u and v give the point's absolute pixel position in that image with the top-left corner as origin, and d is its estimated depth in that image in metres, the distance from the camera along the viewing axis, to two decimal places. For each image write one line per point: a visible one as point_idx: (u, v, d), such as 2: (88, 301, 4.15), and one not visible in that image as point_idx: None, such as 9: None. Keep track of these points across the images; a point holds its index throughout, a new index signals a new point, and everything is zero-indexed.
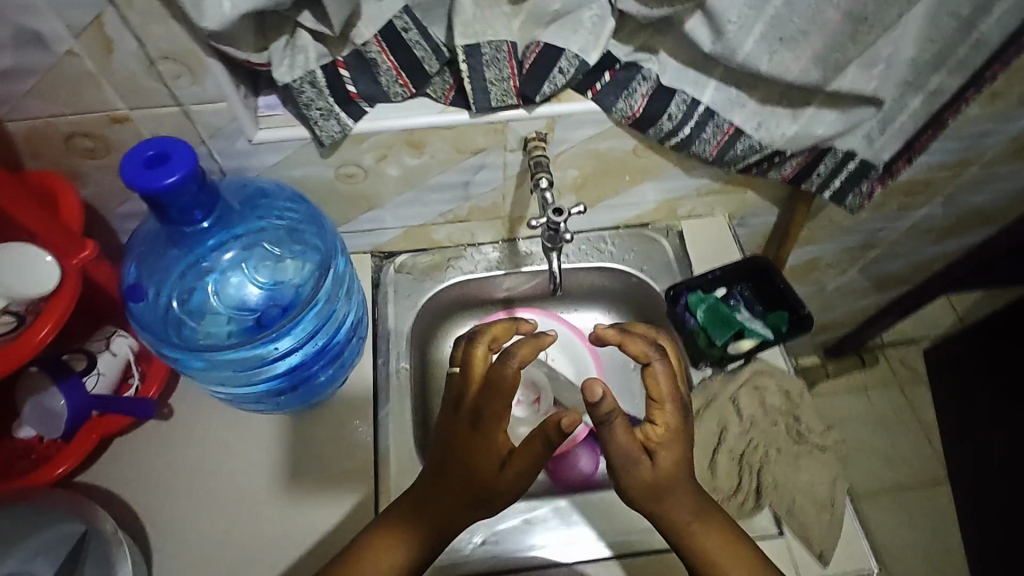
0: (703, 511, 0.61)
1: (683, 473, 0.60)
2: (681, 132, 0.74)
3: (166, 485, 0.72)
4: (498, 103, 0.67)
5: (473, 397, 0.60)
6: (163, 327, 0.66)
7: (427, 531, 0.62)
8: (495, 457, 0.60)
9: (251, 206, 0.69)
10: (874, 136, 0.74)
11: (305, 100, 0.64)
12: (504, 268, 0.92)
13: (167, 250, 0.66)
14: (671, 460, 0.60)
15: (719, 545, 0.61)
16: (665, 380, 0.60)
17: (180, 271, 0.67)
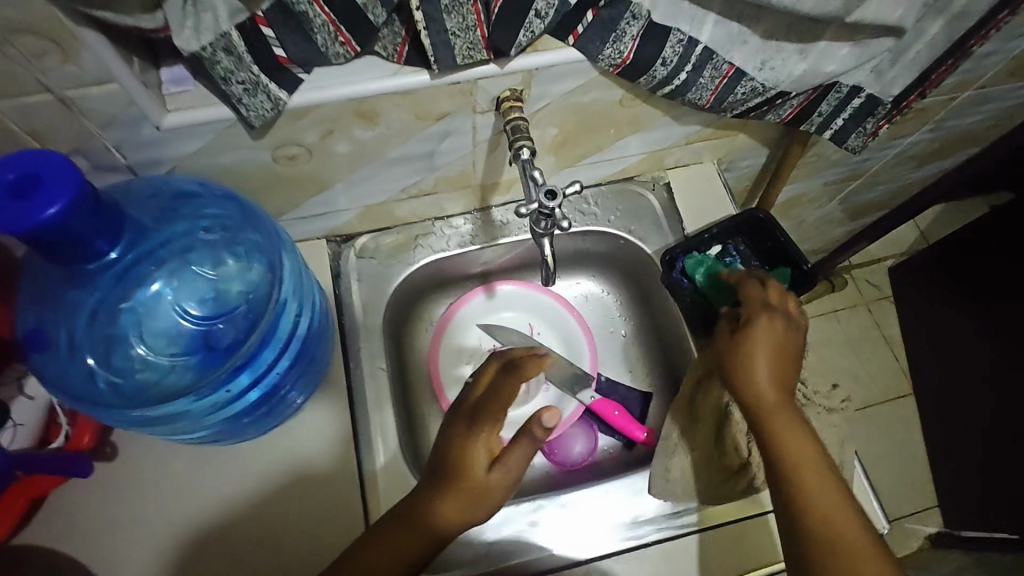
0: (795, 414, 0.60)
1: (781, 347, 0.63)
2: (676, 79, 0.64)
3: (125, 534, 0.64)
4: (465, 59, 0.55)
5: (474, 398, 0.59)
6: (87, 382, 0.53)
7: (410, 548, 0.56)
8: (482, 460, 0.56)
9: (167, 218, 0.56)
10: (884, 68, 0.66)
11: (222, 73, 0.51)
12: (479, 242, 0.82)
13: (68, 290, 0.53)
14: (767, 330, 0.64)
15: (814, 457, 0.57)
16: (759, 290, 0.70)
17: (90, 314, 0.54)
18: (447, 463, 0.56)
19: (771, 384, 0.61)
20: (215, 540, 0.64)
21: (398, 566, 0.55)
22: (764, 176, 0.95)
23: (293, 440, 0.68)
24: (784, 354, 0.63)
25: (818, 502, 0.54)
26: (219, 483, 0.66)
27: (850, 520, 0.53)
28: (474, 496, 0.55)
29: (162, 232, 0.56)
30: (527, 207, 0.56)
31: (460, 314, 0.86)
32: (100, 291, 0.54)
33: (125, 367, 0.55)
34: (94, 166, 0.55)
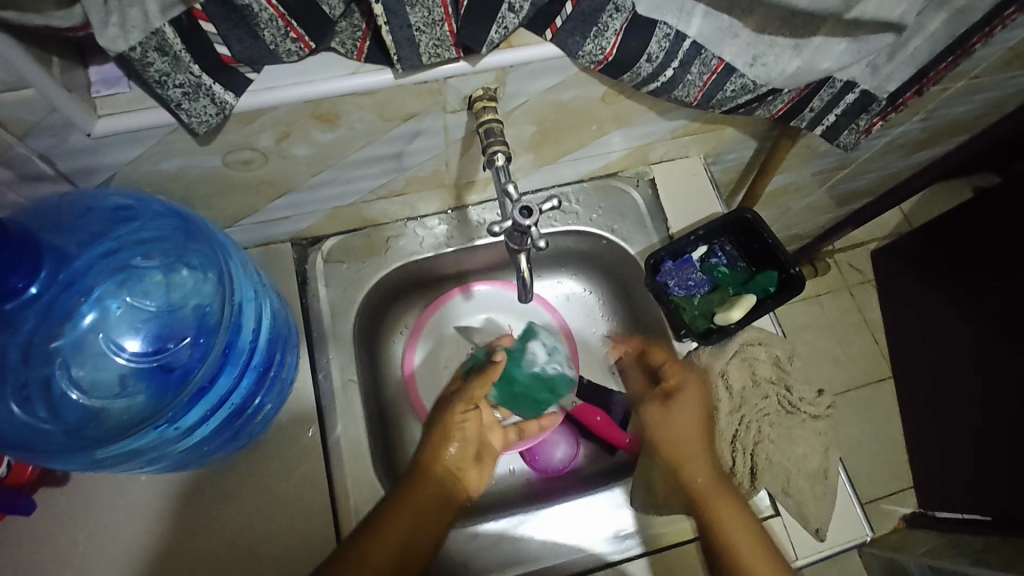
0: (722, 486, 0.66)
1: (695, 438, 0.69)
2: (661, 75, 0.59)
3: (80, 562, 0.60)
4: (431, 58, 0.50)
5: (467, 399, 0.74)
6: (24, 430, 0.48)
7: (399, 536, 0.61)
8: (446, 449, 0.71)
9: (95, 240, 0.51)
10: (881, 63, 0.63)
11: (157, 75, 0.45)
12: (455, 243, 0.78)
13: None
14: (688, 403, 0.71)
15: (736, 528, 0.63)
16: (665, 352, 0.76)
17: (19, 355, 0.49)
18: (430, 441, 0.71)
19: (698, 454, 0.68)
20: (179, 568, 0.61)
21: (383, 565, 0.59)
22: (751, 168, 0.92)
23: (259, 464, 0.65)
24: (709, 404, 0.71)
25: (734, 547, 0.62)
26: (181, 509, 0.63)
27: (759, 562, 0.61)
28: (433, 489, 0.67)
29: (86, 257, 0.52)
30: (504, 224, 0.53)
31: (435, 317, 0.82)
32: (29, 331, 0.49)
33: (67, 406, 0.50)
34: (19, 177, 0.49)
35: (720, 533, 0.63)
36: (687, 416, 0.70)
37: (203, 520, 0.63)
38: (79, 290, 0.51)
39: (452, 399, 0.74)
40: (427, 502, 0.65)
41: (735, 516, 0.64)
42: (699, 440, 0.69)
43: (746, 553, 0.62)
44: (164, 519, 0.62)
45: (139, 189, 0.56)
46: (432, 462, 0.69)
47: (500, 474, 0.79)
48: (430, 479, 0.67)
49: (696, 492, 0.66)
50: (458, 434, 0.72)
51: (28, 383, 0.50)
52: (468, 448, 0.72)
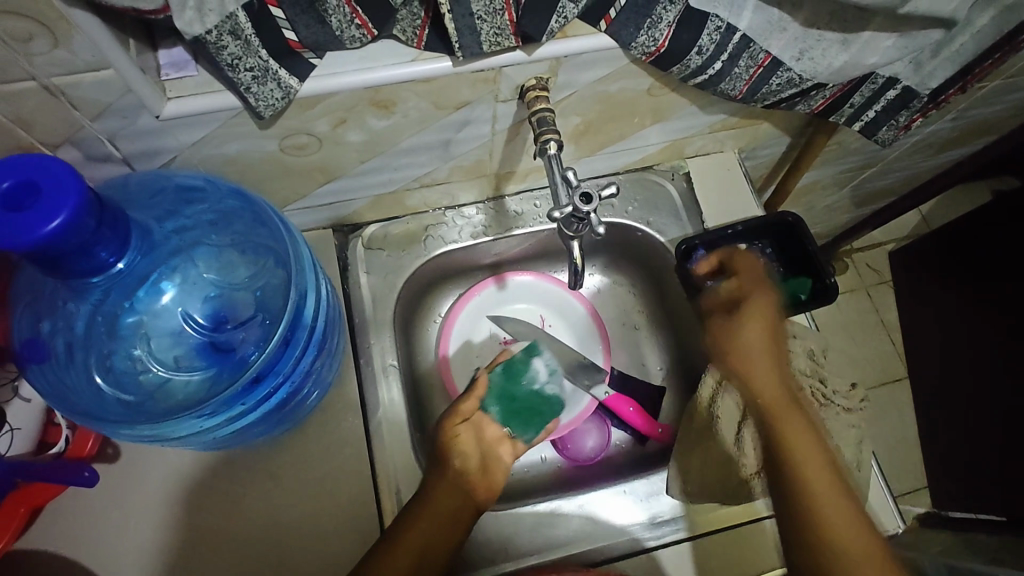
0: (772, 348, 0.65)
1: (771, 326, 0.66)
2: (711, 68, 0.60)
3: (127, 537, 0.61)
4: (491, 46, 0.51)
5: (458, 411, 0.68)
6: (90, 397, 0.50)
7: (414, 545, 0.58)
8: (455, 456, 0.64)
9: (172, 222, 0.53)
10: (924, 60, 0.63)
11: (229, 58, 0.46)
12: (492, 233, 0.79)
13: (65, 301, 0.49)
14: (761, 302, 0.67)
15: (821, 488, 0.57)
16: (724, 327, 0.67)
17: (88, 326, 0.50)
18: (434, 459, 0.65)
19: (776, 391, 0.63)
20: (223, 546, 0.62)
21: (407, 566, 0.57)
22: (783, 165, 0.93)
23: (305, 445, 0.66)
24: (775, 337, 0.66)
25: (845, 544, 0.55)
26: (226, 485, 0.64)
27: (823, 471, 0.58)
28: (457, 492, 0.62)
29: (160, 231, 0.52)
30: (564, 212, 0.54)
31: (470, 306, 0.83)
32: (98, 302, 0.49)
33: (129, 378, 0.52)
34: (86, 157, 0.51)
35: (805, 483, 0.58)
36: (759, 327, 0.65)
37: (248, 499, 0.64)
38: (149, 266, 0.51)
39: (439, 423, 0.67)
40: (435, 517, 0.60)
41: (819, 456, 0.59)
42: (762, 343, 0.65)
43: (838, 524, 0.56)
44: (213, 496, 0.64)
45: (198, 171, 0.57)
46: (436, 478, 0.63)
47: (532, 463, 0.80)
48: (441, 484, 0.62)
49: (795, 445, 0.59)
50: (456, 448, 0.64)
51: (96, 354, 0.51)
52: (469, 461, 0.64)
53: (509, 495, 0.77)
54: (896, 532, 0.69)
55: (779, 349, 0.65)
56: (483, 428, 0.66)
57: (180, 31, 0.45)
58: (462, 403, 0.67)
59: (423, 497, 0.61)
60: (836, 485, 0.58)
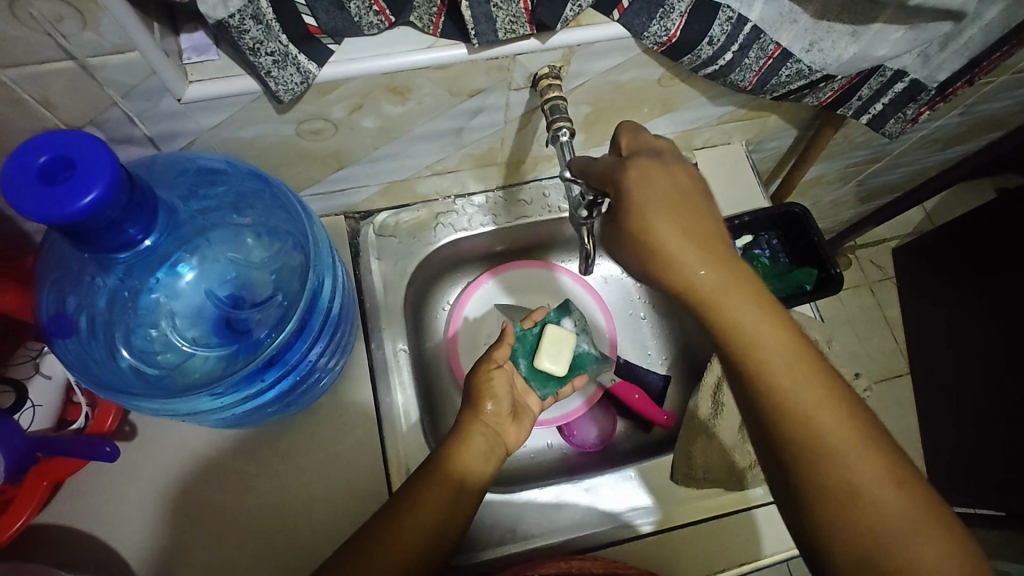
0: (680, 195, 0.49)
1: (684, 212, 0.48)
2: (720, 58, 0.60)
3: (142, 514, 0.62)
4: (506, 34, 0.52)
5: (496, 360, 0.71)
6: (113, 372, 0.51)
7: (435, 508, 0.57)
8: (487, 402, 0.67)
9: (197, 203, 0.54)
10: (932, 53, 0.64)
11: (250, 42, 0.47)
12: (501, 222, 0.80)
13: (91, 276, 0.50)
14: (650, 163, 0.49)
15: (828, 417, 0.45)
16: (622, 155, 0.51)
17: (111, 305, 0.51)
18: (465, 407, 0.67)
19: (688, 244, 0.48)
20: (236, 523, 0.63)
21: (428, 534, 0.56)
22: (789, 157, 0.93)
23: (316, 426, 0.68)
24: (689, 208, 0.49)
25: (849, 481, 0.44)
26: (239, 463, 0.65)
27: (815, 402, 0.45)
28: (479, 447, 0.63)
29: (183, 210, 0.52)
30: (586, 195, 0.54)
31: (478, 293, 0.84)
32: (121, 280, 0.50)
33: (149, 354, 0.52)
34: (109, 139, 0.52)
35: (763, 379, 0.46)
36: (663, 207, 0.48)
37: (260, 478, 0.65)
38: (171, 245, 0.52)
39: (476, 366, 0.70)
40: (448, 485, 0.59)
41: (822, 387, 0.46)
42: (677, 225, 0.48)
43: (778, 369, 0.46)
44: (227, 473, 0.65)
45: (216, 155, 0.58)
46: (470, 422, 0.65)
47: (538, 448, 0.81)
48: (475, 433, 0.64)
49: (742, 347, 0.47)
50: (491, 395, 0.67)
51: (119, 330, 0.52)
52: (502, 406, 0.68)
53: (515, 478, 0.78)
54: None
55: (701, 232, 0.48)
56: (513, 379, 0.72)
57: (203, 15, 0.46)
58: (499, 350, 0.70)
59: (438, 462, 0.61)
60: (857, 416, 0.46)
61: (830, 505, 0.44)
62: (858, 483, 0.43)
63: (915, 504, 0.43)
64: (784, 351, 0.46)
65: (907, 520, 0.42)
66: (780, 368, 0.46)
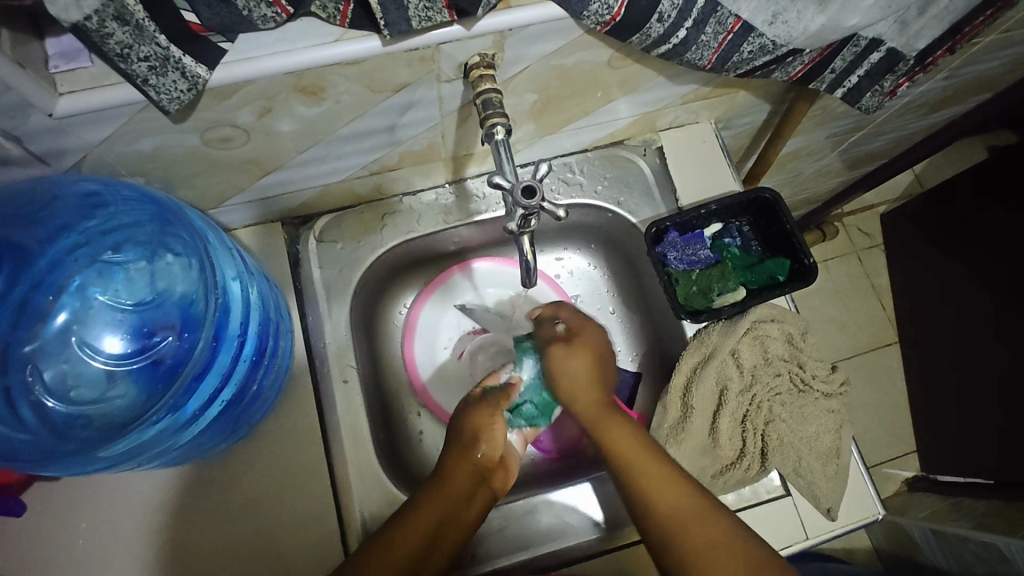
0: (592, 362, 0.66)
1: (597, 373, 0.65)
2: (674, 36, 0.54)
3: (74, 555, 0.58)
4: (421, 23, 0.46)
5: (484, 426, 0.64)
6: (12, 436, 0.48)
7: (410, 545, 0.55)
8: (478, 444, 0.62)
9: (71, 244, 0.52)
10: (909, 19, 0.58)
11: (117, 47, 0.41)
12: (453, 220, 0.75)
13: None
14: (580, 361, 0.65)
15: (667, 481, 0.56)
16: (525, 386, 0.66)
17: None
18: (456, 441, 0.63)
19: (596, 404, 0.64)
20: (174, 560, 0.59)
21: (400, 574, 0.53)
22: (764, 133, 0.87)
23: (256, 451, 0.63)
24: (602, 371, 0.66)
25: (690, 521, 0.53)
26: (175, 496, 0.61)
27: (673, 485, 0.56)
28: (452, 503, 0.58)
29: (51, 253, 0.51)
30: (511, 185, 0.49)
31: (435, 295, 0.80)
32: None
33: (53, 407, 0.50)
34: None
35: (639, 488, 0.56)
36: (584, 360, 0.65)
37: (197, 510, 0.61)
38: (47, 289, 0.51)
39: (474, 407, 0.66)
40: (426, 526, 0.56)
41: (672, 475, 0.56)
42: (597, 390, 0.64)
43: (666, 496, 0.55)
44: (162, 508, 0.61)
45: (115, 169, 0.53)
46: (456, 458, 0.61)
47: None
48: (461, 472, 0.60)
49: (626, 456, 0.59)
50: (485, 435, 0.63)
51: (11, 389, 0.49)
52: (494, 449, 0.63)
53: None
54: (876, 519, 0.67)
55: (604, 383, 0.65)
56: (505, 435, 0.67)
57: (58, 18, 0.40)
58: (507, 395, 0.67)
59: (434, 483, 0.59)
60: (712, 511, 0.54)
61: (673, 537, 0.53)
62: (693, 530, 0.53)
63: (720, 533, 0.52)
64: (671, 483, 0.56)
65: (727, 550, 0.51)
66: (664, 494, 0.55)
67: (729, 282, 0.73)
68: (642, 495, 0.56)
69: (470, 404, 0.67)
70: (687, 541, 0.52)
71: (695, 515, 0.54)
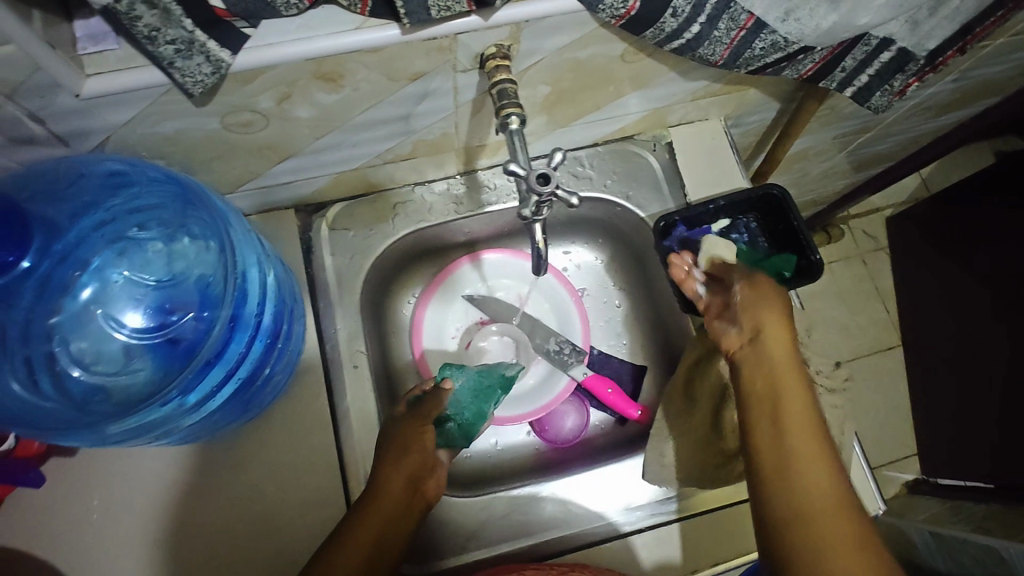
0: (778, 311, 0.57)
1: (783, 324, 0.56)
2: (687, 32, 0.55)
3: (87, 530, 0.59)
4: (441, 12, 0.47)
5: (411, 437, 0.62)
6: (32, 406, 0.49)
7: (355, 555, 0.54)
8: (411, 455, 0.61)
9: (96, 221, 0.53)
10: (920, 19, 0.58)
11: (144, 31, 0.42)
12: (464, 210, 0.76)
13: None
14: (772, 313, 0.56)
15: (817, 469, 0.48)
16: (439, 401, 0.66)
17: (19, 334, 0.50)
18: (389, 453, 0.61)
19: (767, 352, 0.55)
20: (184, 536, 0.60)
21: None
22: (773, 132, 0.88)
23: (266, 433, 0.64)
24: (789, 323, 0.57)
25: (825, 510, 0.46)
26: (186, 475, 0.62)
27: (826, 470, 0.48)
28: (394, 513, 0.57)
29: (77, 230, 0.52)
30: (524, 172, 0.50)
31: (443, 286, 0.80)
32: None
33: (71, 380, 0.51)
34: (10, 140, 0.47)
35: (787, 460, 0.49)
36: (774, 319, 0.56)
37: (207, 489, 0.62)
38: (72, 264, 0.53)
39: (405, 419, 0.64)
40: (367, 538, 0.55)
41: (828, 462, 0.48)
42: (782, 341, 0.55)
43: (813, 479, 0.47)
44: (173, 486, 0.62)
45: (137, 151, 0.54)
46: (388, 467, 0.60)
47: (510, 443, 0.78)
48: (397, 482, 0.59)
49: (789, 419, 0.50)
50: (417, 446, 0.62)
51: (32, 360, 0.50)
52: (426, 459, 0.62)
53: (484, 477, 0.75)
54: (876, 514, 0.68)
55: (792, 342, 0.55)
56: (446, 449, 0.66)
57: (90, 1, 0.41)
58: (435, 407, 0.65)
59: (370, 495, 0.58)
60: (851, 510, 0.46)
61: (803, 518, 0.46)
62: (829, 521, 0.45)
63: (839, 508, 0.46)
64: (826, 470, 0.48)
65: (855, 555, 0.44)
66: (815, 479, 0.48)
67: None
68: (788, 464, 0.48)
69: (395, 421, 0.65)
70: (822, 527, 0.45)
71: (835, 508, 0.46)
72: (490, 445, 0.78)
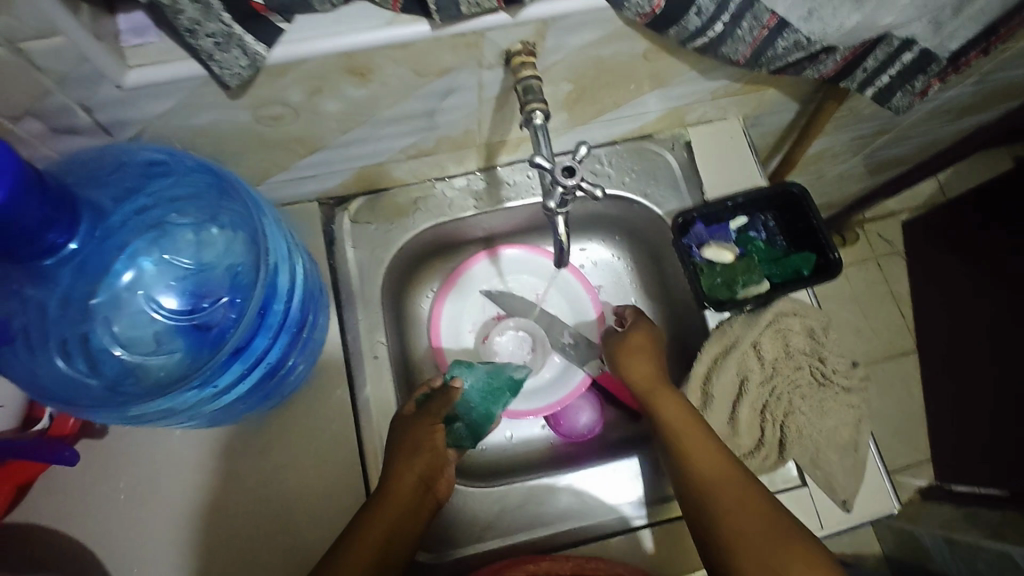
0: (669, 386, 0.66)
1: (675, 396, 0.65)
2: (710, 31, 0.56)
3: (115, 510, 0.61)
4: (471, 8, 0.48)
5: (418, 439, 0.63)
6: (68, 385, 0.51)
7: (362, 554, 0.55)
8: (421, 455, 0.62)
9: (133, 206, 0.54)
10: (943, 20, 0.59)
11: (186, 24, 0.44)
12: (483, 206, 0.77)
13: (24, 287, 0.50)
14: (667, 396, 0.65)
15: (742, 508, 0.55)
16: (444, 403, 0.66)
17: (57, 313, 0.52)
18: (399, 453, 0.62)
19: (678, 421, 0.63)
20: (208, 518, 0.62)
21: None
22: (791, 132, 0.88)
23: (288, 420, 0.65)
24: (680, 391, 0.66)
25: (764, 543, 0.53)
26: (210, 459, 0.64)
27: (752, 507, 0.55)
28: (405, 511, 0.59)
29: (120, 213, 0.53)
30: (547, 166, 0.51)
31: (461, 280, 0.81)
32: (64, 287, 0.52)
33: (106, 361, 0.53)
34: (53, 129, 0.49)
35: (718, 512, 0.56)
36: (669, 399, 0.65)
37: (231, 473, 0.63)
38: (111, 246, 0.53)
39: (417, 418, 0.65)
40: (377, 538, 0.56)
41: (751, 497, 0.56)
42: (676, 411, 0.64)
43: (743, 519, 0.55)
44: (198, 470, 0.63)
45: (172, 141, 0.55)
46: (399, 466, 0.61)
47: (525, 436, 0.79)
48: (408, 481, 0.60)
49: (706, 478, 0.58)
50: (427, 445, 0.63)
51: (68, 340, 0.52)
52: (437, 459, 0.63)
53: (498, 469, 0.76)
54: (891, 513, 0.68)
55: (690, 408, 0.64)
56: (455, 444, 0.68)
57: None
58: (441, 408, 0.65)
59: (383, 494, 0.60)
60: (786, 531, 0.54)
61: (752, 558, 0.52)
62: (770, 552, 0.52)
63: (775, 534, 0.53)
64: (752, 506, 0.56)
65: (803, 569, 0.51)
66: (744, 518, 0.55)
67: (755, 273, 0.74)
68: (719, 515, 0.56)
69: (404, 420, 0.65)
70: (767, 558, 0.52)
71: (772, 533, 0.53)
72: (505, 437, 0.79)
